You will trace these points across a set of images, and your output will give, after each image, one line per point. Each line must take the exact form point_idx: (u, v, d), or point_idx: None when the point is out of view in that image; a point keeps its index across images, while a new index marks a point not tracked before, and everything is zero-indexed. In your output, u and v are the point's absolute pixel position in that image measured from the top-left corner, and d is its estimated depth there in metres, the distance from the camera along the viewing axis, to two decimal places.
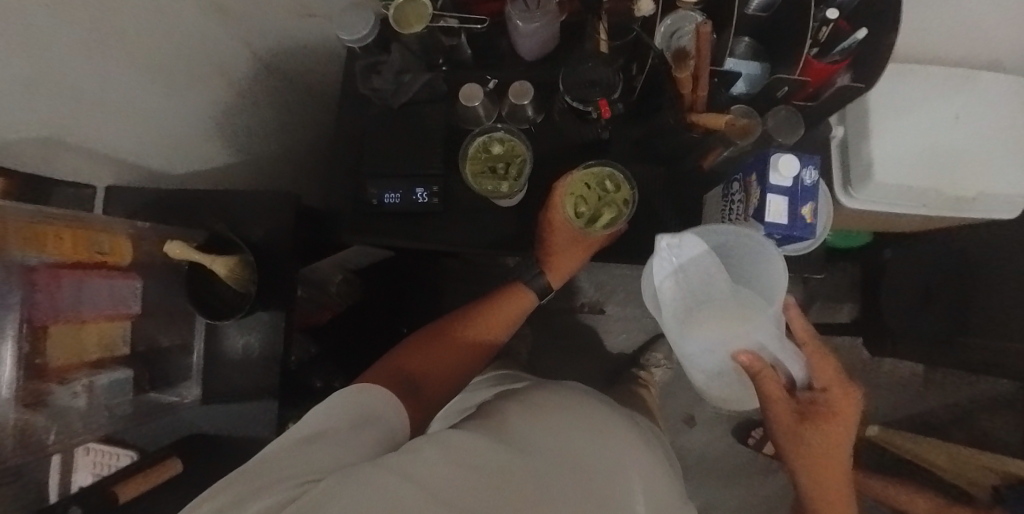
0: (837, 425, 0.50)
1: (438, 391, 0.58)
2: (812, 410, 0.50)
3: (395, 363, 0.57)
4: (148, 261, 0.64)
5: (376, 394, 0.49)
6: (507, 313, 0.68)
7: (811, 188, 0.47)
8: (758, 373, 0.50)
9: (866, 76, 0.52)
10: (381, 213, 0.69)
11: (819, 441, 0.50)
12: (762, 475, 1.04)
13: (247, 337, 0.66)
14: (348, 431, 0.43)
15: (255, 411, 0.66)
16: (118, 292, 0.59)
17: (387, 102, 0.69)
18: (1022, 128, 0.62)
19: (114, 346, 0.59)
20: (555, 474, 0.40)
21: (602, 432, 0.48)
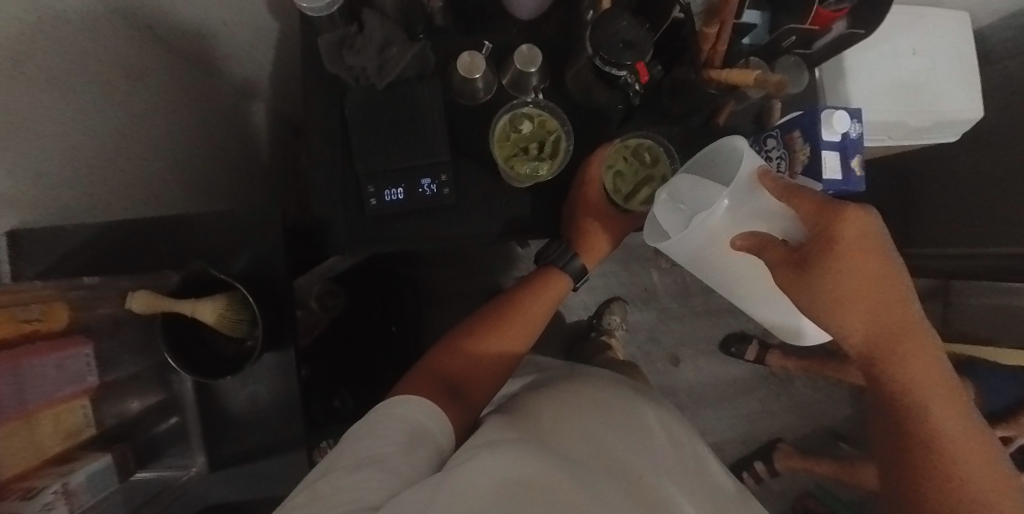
0: (847, 260, 0.40)
1: (481, 389, 0.56)
2: (814, 253, 0.41)
3: (430, 369, 0.55)
4: (96, 324, 0.49)
5: (419, 406, 0.47)
6: (540, 305, 0.64)
7: (858, 140, 0.54)
8: (759, 245, 0.44)
9: (872, 22, 0.55)
10: (382, 213, 0.61)
11: (837, 283, 0.40)
12: (743, 395, 1.14)
13: (255, 385, 0.57)
14: (399, 451, 0.41)
15: (274, 463, 0.57)
16: (66, 367, 0.45)
17: (367, 83, 0.59)
18: (964, 57, 0.70)
19: (78, 432, 0.46)
20: (596, 477, 0.42)
21: (626, 436, 0.50)
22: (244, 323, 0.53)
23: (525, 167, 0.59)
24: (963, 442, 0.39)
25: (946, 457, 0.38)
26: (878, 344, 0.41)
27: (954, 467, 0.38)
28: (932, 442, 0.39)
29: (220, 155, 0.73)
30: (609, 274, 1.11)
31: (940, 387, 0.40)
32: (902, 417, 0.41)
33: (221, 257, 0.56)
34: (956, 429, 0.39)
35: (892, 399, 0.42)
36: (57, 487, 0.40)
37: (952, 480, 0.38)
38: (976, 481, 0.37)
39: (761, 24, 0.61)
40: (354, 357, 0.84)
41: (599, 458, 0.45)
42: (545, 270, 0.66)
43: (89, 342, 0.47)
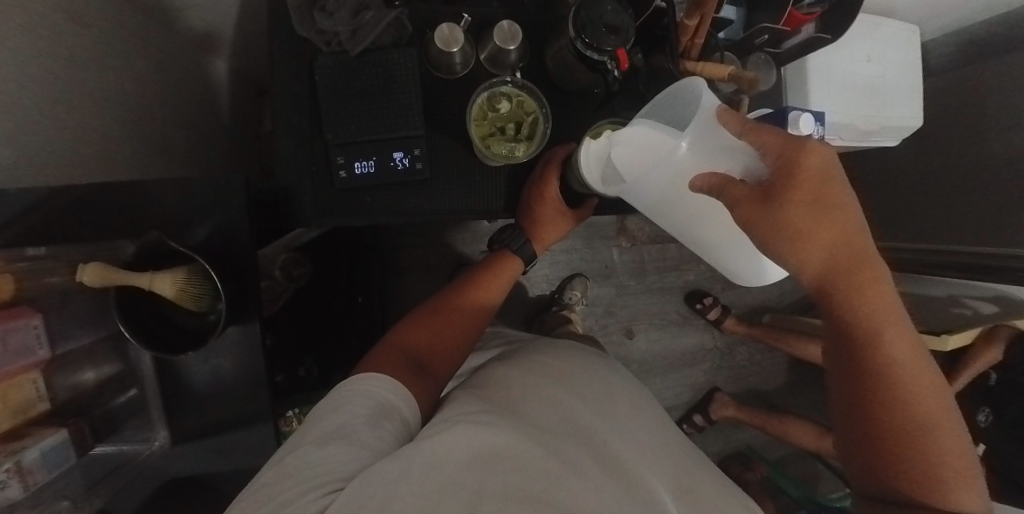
0: (806, 197, 0.41)
1: (446, 365, 0.56)
2: (784, 189, 0.41)
3: (392, 345, 0.54)
4: (47, 296, 0.47)
5: (382, 381, 0.47)
6: (497, 286, 0.66)
7: (820, 143, 0.59)
8: (719, 183, 0.44)
9: (838, 29, 0.57)
10: (354, 187, 0.59)
11: (803, 231, 0.42)
12: (689, 366, 1.23)
13: (218, 360, 0.56)
14: (365, 424, 0.41)
15: (240, 435, 0.57)
16: (17, 341, 0.42)
17: (339, 48, 0.56)
18: (910, 68, 0.76)
19: (30, 407, 0.44)
20: (564, 443, 0.44)
21: (594, 404, 0.52)
22: (205, 299, 0.51)
23: (500, 148, 0.59)
24: (925, 393, 0.44)
25: (905, 392, 0.43)
26: (841, 292, 0.44)
27: (908, 402, 0.43)
28: (893, 389, 0.44)
29: (176, 113, 0.68)
30: (572, 251, 1.14)
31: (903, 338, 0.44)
32: (867, 364, 0.44)
33: (177, 227, 0.53)
34: (909, 372, 0.44)
35: (862, 349, 0.44)
36: (9, 466, 0.39)
37: (908, 418, 0.43)
38: (922, 408, 0.43)
39: (737, 20, 0.63)
40: (315, 328, 0.83)
41: (568, 424, 0.48)
42: (500, 254, 0.68)
43: (37, 314, 0.45)
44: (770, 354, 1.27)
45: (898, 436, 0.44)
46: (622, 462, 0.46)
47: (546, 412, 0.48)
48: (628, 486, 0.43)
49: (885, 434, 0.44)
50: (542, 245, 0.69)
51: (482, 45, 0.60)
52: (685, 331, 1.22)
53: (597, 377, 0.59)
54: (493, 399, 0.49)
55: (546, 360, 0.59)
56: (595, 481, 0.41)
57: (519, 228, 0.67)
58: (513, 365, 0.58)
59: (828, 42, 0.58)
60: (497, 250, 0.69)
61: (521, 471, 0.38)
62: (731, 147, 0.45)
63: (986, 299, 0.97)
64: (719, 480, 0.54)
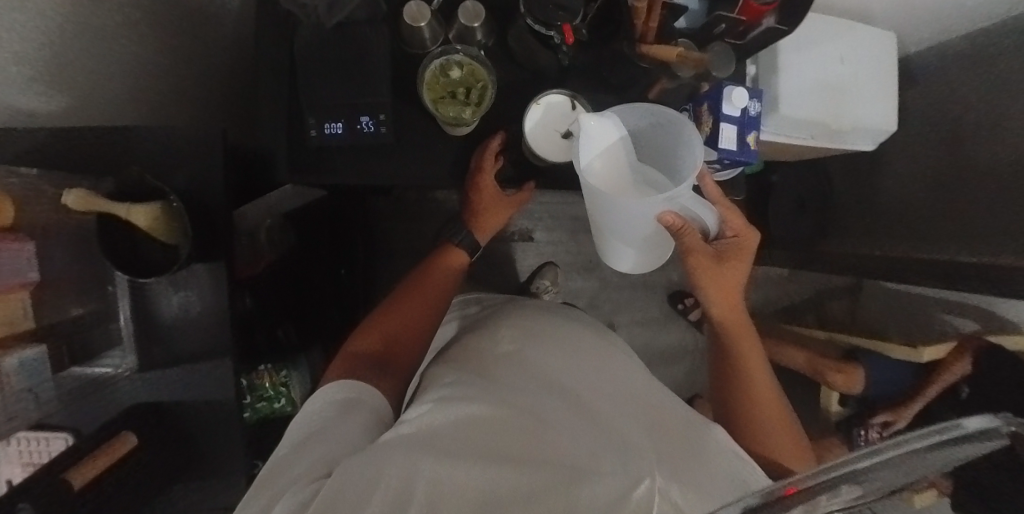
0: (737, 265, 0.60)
1: (406, 357, 0.60)
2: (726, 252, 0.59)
3: (349, 351, 0.58)
4: (39, 225, 0.53)
5: (340, 384, 0.50)
6: (447, 279, 0.70)
7: (755, 116, 0.65)
8: (679, 226, 0.54)
9: (793, 22, 0.59)
10: (323, 146, 0.63)
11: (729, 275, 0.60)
12: (670, 366, 1.22)
13: (189, 299, 0.61)
14: (333, 423, 0.44)
15: (207, 374, 0.62)
16: (12, 261, 0.49)
17: (317, 21, 0.61)
18: (883, 71, 0.77)
19: (18, 322, 0.50)
20: (539, 400, 0.47)
21: (563, 359, 0.55)
22: (178, 233, 0.56)
23: (447, 111, 0.57)
24: (756, 384, 0.61)
25: (750, 384, 0.61)
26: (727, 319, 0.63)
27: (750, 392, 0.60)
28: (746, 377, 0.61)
29: (180, 83, 0.75)
30: (555, 241, 1.17)
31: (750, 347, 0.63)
32: (735, 368, 0.62)
33: (159, 173, 0.58)
34: (756, 370, 0.62)
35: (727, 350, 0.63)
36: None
37: (750, 400, 0.60)
38: (760, 400, 0.60)
39: (697, 8, 0.64)
40: (295, 289, 0.87)
41: (538, 380, 0.50)
42: (443, 248, 0.72)
43: (31, 241, 0.51)
44: None
45: (753, 420, 0.58)
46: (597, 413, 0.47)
47: (519, 376, 0.51)
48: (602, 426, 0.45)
49: (745, 415, 0.59)
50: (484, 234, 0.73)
51: (450, 24, 0.63)
52: (667, 331, 1.22)
53: (569, 337, 0.61)
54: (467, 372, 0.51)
55: (520, 324, 0.62)
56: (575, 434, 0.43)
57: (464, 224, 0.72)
58: (481, 338, 0.60)
59: (785, 32, 0.62)
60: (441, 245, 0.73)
61: (499, 432, 0.41)
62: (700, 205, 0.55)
63: (962, 315, 0.93)
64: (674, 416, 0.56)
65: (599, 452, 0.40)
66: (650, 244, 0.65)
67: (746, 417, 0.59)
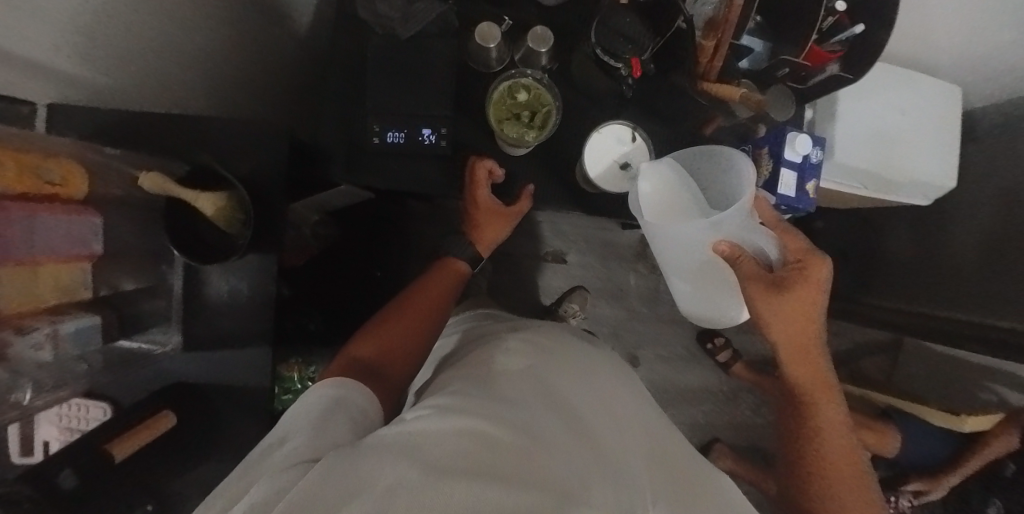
0: (806, 295, 0.51)
1: (401, 376, 0.57)
2: (790, 281, 0.50)
3: (344, 358, 0.55)
4: (108, 200, 0.55)
5: (330, 383, 0.47)
6: (444, 289, 0.67)
7: (816, 165, 0.65)
8: (735, 256, 0.52)
9: (860, 70, 0.60)
10: (382, 154, 0.65)
11: (796, 308, 0.51)
12: (691, 405, 1.19)
13: (237, 286, 0.62)
14: (319, 419, 0.41)
15: (242, 361, 0.63)
16: (79, 231, 0.50)
17: (391, 32, 0.63)
18: (944, 127, 0.76)
19: (75, 290, 0.52)
20: (544, 421, 0.45)
21: (570, 381, 0.54)
22: (237, 222, 0.58)
23: (511, 132, 0.57)
24: (828, 432, 0.57)
25: (818, 433, 0.57)
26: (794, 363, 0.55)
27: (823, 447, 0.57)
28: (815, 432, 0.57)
29: (250, 78, 0.79)
30: (585, 266, 1.17)
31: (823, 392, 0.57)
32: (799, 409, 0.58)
33: (226, 161, 0.61)
34: (830, 421, 0.57)
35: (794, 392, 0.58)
36: (47, 331, 0.47)
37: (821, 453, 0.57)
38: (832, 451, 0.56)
39: (762, 50, 0.64)
40: (327, 285, 0.89)
41: (546, 403, 0.48)
42: (444, 262, 0.70)
43: (98, 215, 0.53)
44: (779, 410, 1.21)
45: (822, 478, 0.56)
46: (597, 442, 0.46)
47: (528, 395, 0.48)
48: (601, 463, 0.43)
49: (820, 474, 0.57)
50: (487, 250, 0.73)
51: (517, 46, 0.65)
52: (690, 369, 1.19)
53: (571, 363, 0.59)
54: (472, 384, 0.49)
55: (524, 344, 0.61)
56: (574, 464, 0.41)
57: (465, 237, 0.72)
58: (491, 351, 0.59)
59: (849, 80, 0.62)
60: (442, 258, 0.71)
61: (495, 449, 0.37)
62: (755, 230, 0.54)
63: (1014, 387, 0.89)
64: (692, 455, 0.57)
65: (593, 487, 0.39)
66: (714, 287, 0.64)
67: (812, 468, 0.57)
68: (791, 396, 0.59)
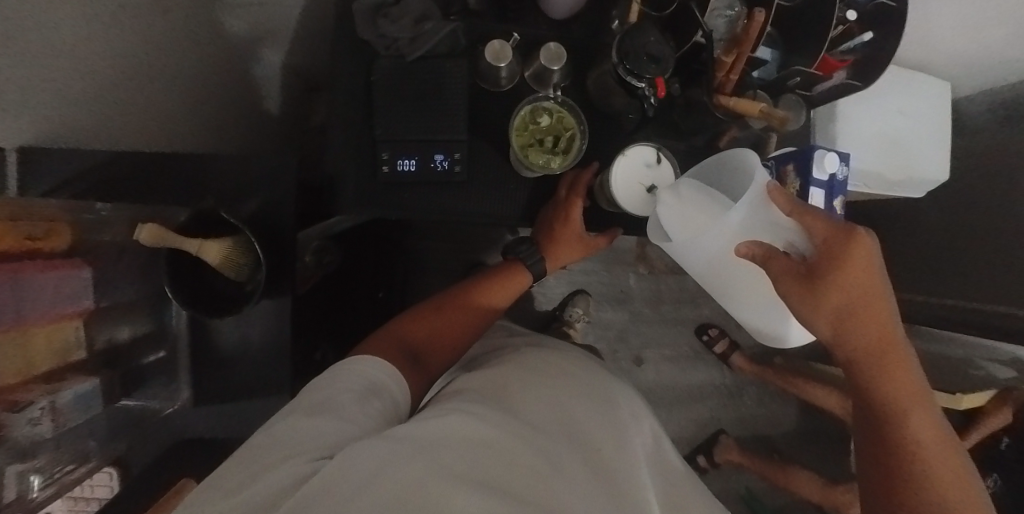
0: (849, 280, 0.44)
1: (439, 361, 0.57)
2: (823, 267, 0.45)
3: (392, 334, 0.55)
4: (97, 250, 0.51)
5: (370, 361, 0.48)
6: (497, 291, 0.67)
7: (843, 183, 0.64)
8: (763, 256, 0.47)
9: (869, 77, 0.61)
10: (394, 183, 0.61)
11: (838, 295, 0.44)
12: (696, 400, 1.21)
13: (249, 330, 0.58)
14: (353, 401, 0.41)
15: (259, 409, 0.59)
16: (68, 288, 0.46)
17: (396, 53, 0.60)
18: (936, 123, 0.78)
19: (69, 352, 0.47)
20: (555, 441, 0.44)
21: (589, 406, 0.53)
22: (246, 267, 0.54)
23: (537, 158, 0.59)
24: (935, 458, 0.42)
25: (913, 455, 0.42)
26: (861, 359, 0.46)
27: (931, 480, 0.41)
28: (909, 451, 0.43)
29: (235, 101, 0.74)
30: (588, 272, 1.16)
31: (916, 400, 0.44)
32: (881, 423, 0.45)
33: (230, 198, 0.57)
34: (926, 440, 0.43)
35: (870, 405, 0.46)
36: (43, 404, 0.43)
37: (923, 480, 0.41)
38: (937, 483, 0.41)
39: (772, 61, 0.65)
40: (335, 315, 0.84)
41: (559, 423, 0.48)
42: (511, 264, 0.71)
43: (87, 267, 0.49)
44: (780, 399, 1.25)
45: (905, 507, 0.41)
46: (609, 465, 0.47)
47: (542, 414, 0.47)
48: (607, 493, 0.43)
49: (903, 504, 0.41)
50: (554, 263, 0.72)
51: (528, 63, 0.63)
52: (694, 365, 1.22)
53: (581, 379, 0.59)
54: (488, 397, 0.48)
55: (537, 363, 0.60)
56: (584, 492, 0.40)
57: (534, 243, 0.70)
58: (513, 365, 0.58)
59: (858, 87, 0.63)
60: (509, 260, 0.71)
61: (506, 465, 0.37)
62: (778, 225, 0.49)
63: (1003, 363, 0.95)
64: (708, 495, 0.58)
65: None
66: (763, 303, 0.59)
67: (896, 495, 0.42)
68: (870, 416, 0.46)
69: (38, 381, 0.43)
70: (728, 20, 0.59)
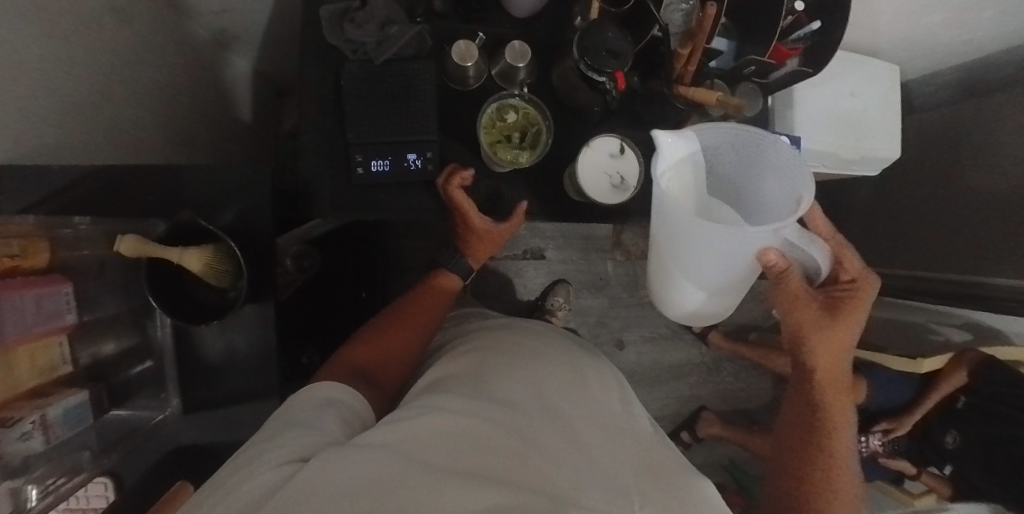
0: (853, 314, 0.57)
1: (392, 375, 0.58)
2: (839, 299, 0.57)
3: (340, 361, 0.57)
4: (75, 267, 0.52)
5: (330, 385, 0.50)
6: (436, 302, 0.68)
7: None
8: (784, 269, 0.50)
9: (818, 64, 0.65)
10: (368, 184, 0.63)
11: (841, 316, 0.57)
12: (677, 378, 1.26)
13: (235, 336, 0.60)
14: (312, 414, 0.44)
15: (249, 413, 0.61)
16: (50, 304, 0.47)
17: (364, 57, 0.61)
18: (887, 103, 0.83)
19: (54, 368, 0.48)
20: (531, 421, 0.47)
21: (562, 389, 0.56)
22: (229, 274, 0.56)
23: (506, 154, 0.61)
24: (839, 438, 0.63)
25: (829, 434, 0.63)
26: (824, 365, 0.60)
27: (832, 453, 0.62)
28: (827, 427, 0.63)
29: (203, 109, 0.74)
30: (566, 260, 1.19)
31: (839, 396, 0.63)
32: (817, 407, 0.63)
33: (208, 207, 0.58)
34: (839, 426, 0.63)
35: (814, 393, 0.63)
36: (34, 419, 0.43)
37: (829, 453, 0.62)
38: (836, 447, 0.62)
39: (727, 52, 0.68)
40: (317, 316, 0.86)
41: (536, 404, 0.51)
42: (434, 273, 0.71)
43: (67, 282, 0.50)
44: (756, 373, 1.30)
45: (819, 472, 0.62)
46: (585, 441, 0.49)
47: (518, 397, 0.50)
48: (587, 461, 0.46)
49: (820, 470, 0.62)
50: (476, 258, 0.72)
51: (494, 61, 0.65)
52: (674, 345, 1.26)
53: (553, 363, 0.61)
54: (466, 385, 0.51)
55: (509, 347, 0.63)
56: (563, 463, 0.43)
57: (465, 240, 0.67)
58: (487, 352, 0.61)
59: (810, 74, 0.66)
60: (435, 269, 0.71)
61: (483, 448, 0.41)
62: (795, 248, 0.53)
63: (957, 327, 1.01)
64: (678, 456, 0.60)
65: (583, 489, 0.41)
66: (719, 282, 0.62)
67: (816, 450, 0.63)
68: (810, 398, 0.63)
69: (24, 398, 0.44)
70: (683, 13, 0.62)
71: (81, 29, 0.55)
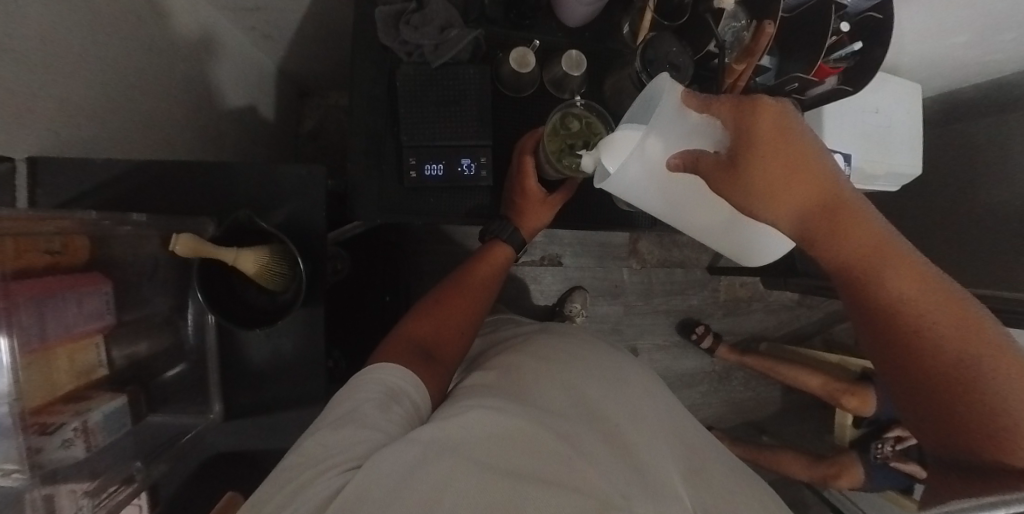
0: (772, 159, 0.38)
1: (452, 352, 0.57)
2: (741, 152, 0.39)
3: (400, 336, 0.55)
4: (117, 266, 0.49)
5: (391, 368, 0.48)
6: (485, 274, 0.65)
7: None
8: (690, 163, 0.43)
9: (859, 83, 0.67)
10: (419, 188, 0.62)
11: (767, 174, 0.38)
12: (688, 386, 1.28)
13: (280, 341, 0.58)
14: (374, 408, 0.42)
15: (290, 419, 0.59)
16: (90, 304, 0.45)
17: (417, 59, 0.60)
18: (909, 121, 0.86)
19: (92, 371, 0.46)
20: (574, 426, 0.46)
21: (603, 386, 0.54)
22: (282, 278, 0.54)
23: (570, 162, 0.58)
24: (978, 370, 0.36)
25: (947, 370, 0.37)
26: (850, 267, 0.40)
27: (989, 400, 0.35)
28: (926, 360, 0.38)
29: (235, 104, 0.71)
30: (585, 267, 1.19)
31: (921, 295, 0.38)
32: (890, 334, 0.40)
33: (257, 207, 0.57)
34: (941, 359, 0.37)
35: (879, 324, 0.40)
36: (76, 425, 0.41)
37: (980, 405, 0.36)
38: (954, 380, 0.37)
39: (772, 68, 0.69)
40: (342, 320, 0.84)
41: (580, 408, 0.49)
42: (489, 245, 0.66)
43: (107, 281, 0.47)
44: (764, 382, 1.32)
45: (964, 426, 0.37)
46: (633, 443, 0.46)
47: (558, 405, 0.49)
48: (635, 465, 0.44)
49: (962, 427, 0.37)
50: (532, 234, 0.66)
51: (547, 68, 0.65)
52: (686, 353, 1.27)
53: (593, 359, 0.60)
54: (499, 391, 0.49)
55: (550, 351, 0.60)
56: (609, 469, 0.42)
57: (506, 217, 0.64)
58: (526, 353, 0.59)
59: (850, 93, 0.68)
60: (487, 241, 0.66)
61: (532, 453, 0.40)
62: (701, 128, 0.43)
63: None
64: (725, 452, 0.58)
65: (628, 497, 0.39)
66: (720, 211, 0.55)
67: (930, 398, 0.38)
68: (877, 335, 0.41)
69: (63, 402, 0.42)
70: (736, 30, 0.63)
71: (125, 19, 0.53)
